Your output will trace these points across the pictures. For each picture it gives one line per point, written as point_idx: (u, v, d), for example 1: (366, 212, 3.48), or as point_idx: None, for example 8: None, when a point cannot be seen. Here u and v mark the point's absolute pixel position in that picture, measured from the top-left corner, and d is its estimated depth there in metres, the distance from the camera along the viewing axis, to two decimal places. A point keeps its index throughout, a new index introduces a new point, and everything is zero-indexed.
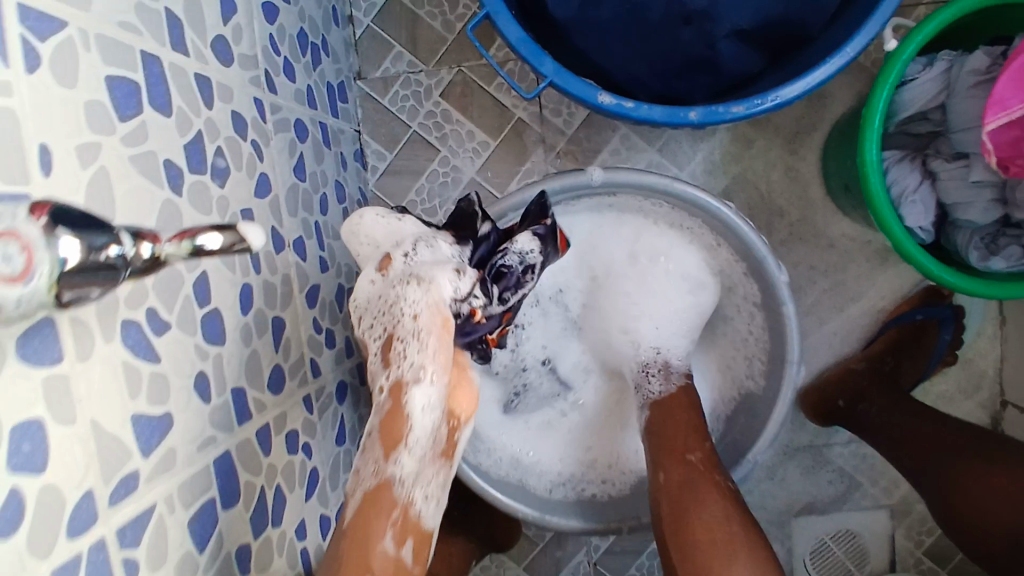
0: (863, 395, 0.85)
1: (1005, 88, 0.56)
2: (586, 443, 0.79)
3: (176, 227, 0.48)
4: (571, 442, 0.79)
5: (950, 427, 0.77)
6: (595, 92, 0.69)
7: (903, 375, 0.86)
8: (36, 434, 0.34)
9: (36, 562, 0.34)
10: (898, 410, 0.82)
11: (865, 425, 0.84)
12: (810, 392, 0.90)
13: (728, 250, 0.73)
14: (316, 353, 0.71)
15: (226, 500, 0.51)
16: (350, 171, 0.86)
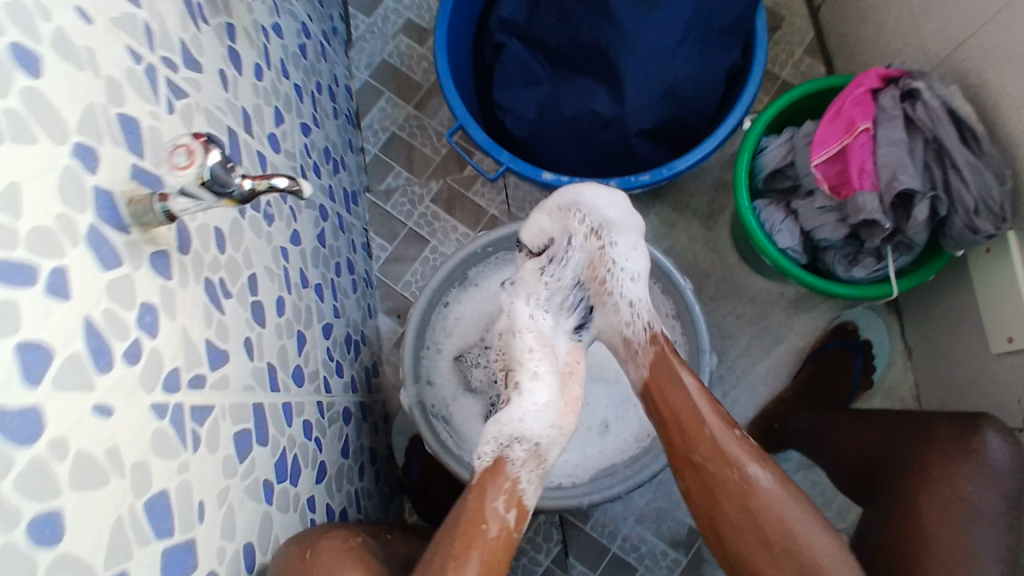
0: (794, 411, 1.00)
1: (824, 134, 0.81)
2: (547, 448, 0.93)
3: (240, 236, 0.70)
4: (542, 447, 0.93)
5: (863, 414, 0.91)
6: (540, 172, 0.95)
7: (828, 394, 1.01)
8: (154, 312, 0.53)
9: (146, 393, 0.51)
10: (820, 415, 0.96)
11: (798, 435, 0.97)
12: (756, 420, 1.07)
13: (648, 278, 0.92)
14: (329, 375, 0.89)
15: (259, 437, 0.67)
16: (360, 254, 1.09)
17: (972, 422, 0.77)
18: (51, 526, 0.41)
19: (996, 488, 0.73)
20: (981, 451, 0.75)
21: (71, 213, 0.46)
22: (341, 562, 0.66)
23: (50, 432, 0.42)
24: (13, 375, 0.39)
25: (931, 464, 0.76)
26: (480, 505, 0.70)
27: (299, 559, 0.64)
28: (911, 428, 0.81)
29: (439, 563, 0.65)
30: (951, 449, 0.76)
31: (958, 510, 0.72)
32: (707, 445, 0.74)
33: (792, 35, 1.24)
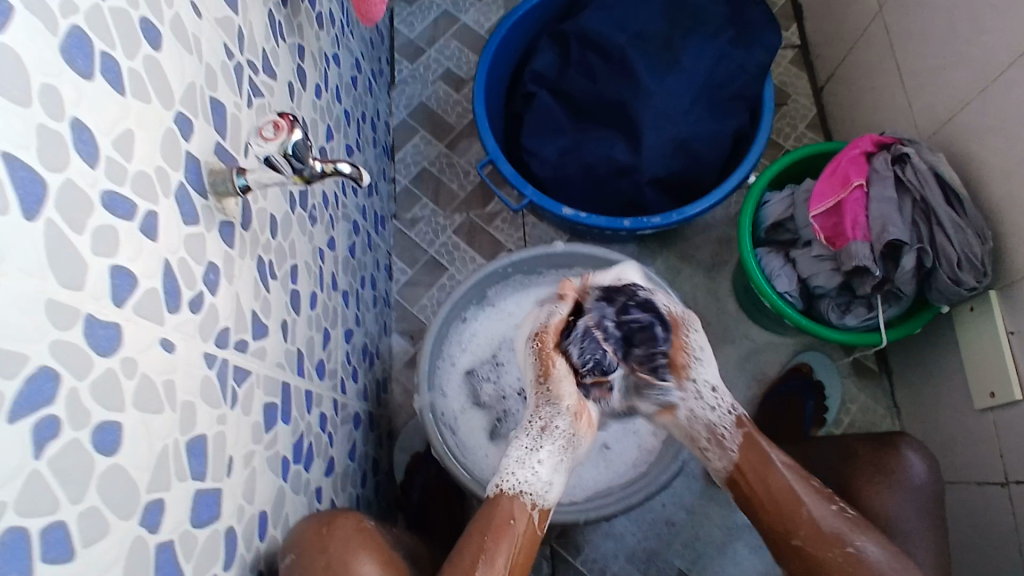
0: None
1: (821, 190, 0.92)
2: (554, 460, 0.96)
3: (289, 226, 0.76)
4: None
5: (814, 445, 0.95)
6: (560, 207, 1.04)
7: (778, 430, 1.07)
8: (216, 273, 0.58)
9: (201, 341, 0.55)
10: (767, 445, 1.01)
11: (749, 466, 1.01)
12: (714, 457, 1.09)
13: None
14: (346, 377, 0.93)
15: (284, 414, 0.70)
16: (382, 274, 1.15)
17: (890, 443, 0.83)
18: (111, 436, 0.44)
19: (914, 503, 0.79)
20: (898, 472, 0.80)
21: (167, 169, 0.52)
22: (354, 541, 0.69)
23: (125, 352, 0.45)
24: (105, 292, 0.44)
25: (854, 480, 0.82)
26: (506, 505, 0.75)
27: (316, 535, 0.67)
28: (834, 450, 0.88)
29: (472, 554, 0.70)
30: (870, 467, 0.82)
31: (884, 527, 0.77)
32: (783, 501, 0.78)
33: (795, 114, 1.36)
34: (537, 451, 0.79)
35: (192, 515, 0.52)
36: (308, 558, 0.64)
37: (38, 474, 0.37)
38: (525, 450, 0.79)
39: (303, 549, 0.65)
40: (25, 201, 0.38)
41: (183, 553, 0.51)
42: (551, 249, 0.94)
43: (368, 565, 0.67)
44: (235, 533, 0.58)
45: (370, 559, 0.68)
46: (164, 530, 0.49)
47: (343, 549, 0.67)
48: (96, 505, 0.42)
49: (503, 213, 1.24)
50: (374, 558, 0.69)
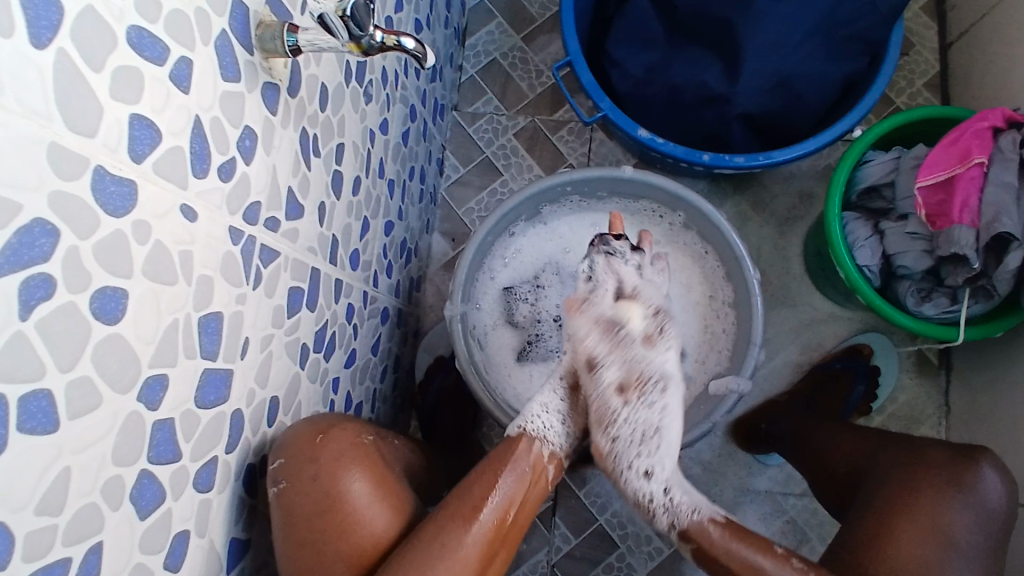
0: (777, 412, 1.00)
1: (935, 159, 0.81)
2: None
3: (341, 101, 0.69)
4: None
5: (848, 428, 0.85)
6: (636, 128, 0.94)
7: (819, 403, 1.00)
8: (253, 139, 0.52)
9: (227, 215, 0.50)
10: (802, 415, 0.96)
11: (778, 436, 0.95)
12: (744, 418, 1.05)
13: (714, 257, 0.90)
14: (379, 271, 0.88)
15: (310, 301, 0.66)
16: (432, 168, 1.08)
17: (968, 455, 0.69)
18: (114, 303, 0.39)
19: (983, 525, 0.65)
20: (975, 489, 0.66)
21: (209, 13, 0.45)
22: (350, 454, 0.63)
23: (138, 214, 0.40)
24: (123, 144, 0.38)
25: (922, 484, 0.67)
26: (522, 448, 0.72)
27: (308, 442, 0.60)
28: (898, 451, 0.74)
29: (482, 487, 0.67)
30: (940, 475, 0.68)
31: (936, 541, 0.63)
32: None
33: (915, 67, 1.20)
34: (570, 410, 0.78)
35: (198, 395, 0.49)
36: (298, 472, 0.59)
37: (24, 335, 0.33)
38: (553, 407, 0.77)
39: (293, 454, 0.59)
40: (33, 25, 0.32)
41: (182, 434, 0.47)
42: (618, 173, 0.85)
43: (358, 481, 0.61)
44: (243, 416, 0.55)
45: (361, 475, 0.61)
46: (163, 408, 0.45)
47: (333, 461, 0.61)
48: (87, 375, 0.38)
49: (571, 124, 1.15)
50: (367, 474, 0.62)
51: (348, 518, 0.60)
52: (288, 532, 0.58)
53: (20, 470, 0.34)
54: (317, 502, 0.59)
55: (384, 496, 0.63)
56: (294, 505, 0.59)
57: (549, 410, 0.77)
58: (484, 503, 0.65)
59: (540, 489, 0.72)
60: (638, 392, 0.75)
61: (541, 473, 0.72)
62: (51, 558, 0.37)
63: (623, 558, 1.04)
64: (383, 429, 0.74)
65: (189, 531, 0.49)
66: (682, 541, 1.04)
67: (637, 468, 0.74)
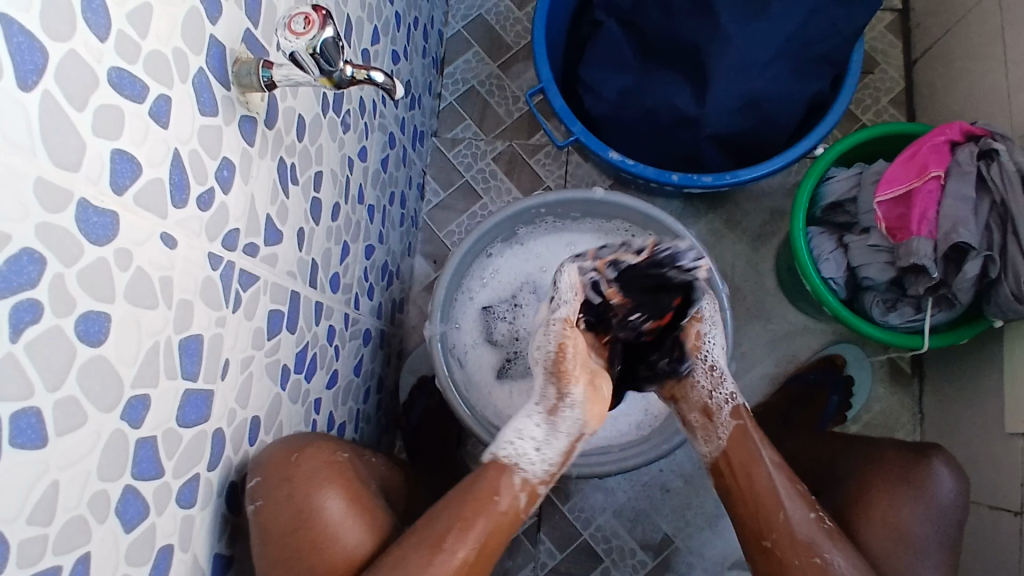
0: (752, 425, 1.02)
1: (892, 174, 0.84)
2: None
3: (318, 130, 0.72)
4: None
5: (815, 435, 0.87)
6: (607, 150, 0.98)
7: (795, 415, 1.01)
8: (231, 169, 0.55)
9: (206, 241, 0.52)
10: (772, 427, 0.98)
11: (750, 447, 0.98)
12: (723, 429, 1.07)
13: None
14: (361, 293, 0.91)
15: (290, 324, 0.69)
16: (413, 192, 1.11)
17: (921, 452, 0.71)
18: (97, 326, 0.41)
19: (937, 522, 0.67)
20: (928, 487, 0.68)
21: (186, 52, 0.48)
22: (324, 472, 0.64)
23: (120, 242, 0.43)
24: (104, 176, 0.41)
25: (878, 485, 0.70)
26: (495, 480, 0.70)
27: (283, 460, 0.62)
28: (857, 453, 0.76)
29: (448, 520, 0.66)
30: (894, 474, 0.70)
31: (895, 541, 0.66)
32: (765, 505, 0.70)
33: (880, 86, 1.24)
34: (553, 430, 0.74)
35: (178, 414, 0.50)
36: (274, 493, 0.60)
37: (13, 357, 0.35)
38: (534, 432, 0.74)
39: (268, 473, 0.61)
40: (19, 69, 0.34)
41: (164, 452, 0.49)
42: (590, 195, 0.88)
43: (331, 499, 0.63)
44: (224, 434, 0.57)
45: (334, 492, 0.63)
46: (145, 427, 0.47)
47: (308, 478, 0.63)
48: (72, 395, 0.40)
49: (548, 147, 1.18)
50: (341, 491, 0.64)
51: (322, 536, 0.62)
52: (267, 550, 0.60)
53: (9, 484, 0.36)
54: (292, 520, 0.61)
55: (357, 512, 0.65)
56: (270, 523, 0.60)
57: (526, 435, 0.73)
58: (447, 538, 0.65)
59: (509, 525, 0.70)
60: (700, 347, 0.81)
61: (517, 508, 0.71)
62: (43, 567, 0.39)
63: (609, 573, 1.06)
64: (359, 447, 0.76)
65: (172, 547, 0.51)
66: (666, 554, 1.05)
67: (710, 371, 0.80)
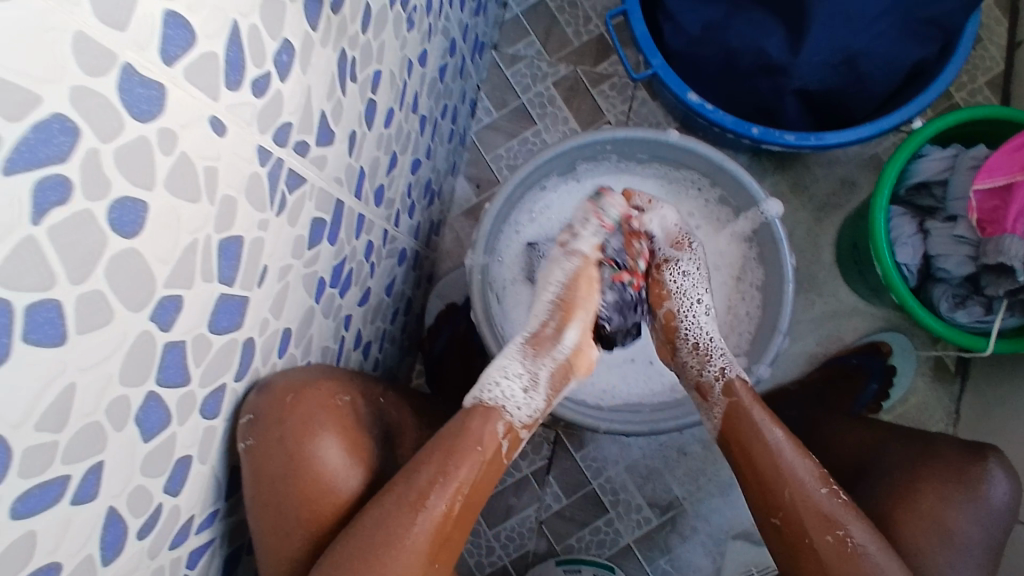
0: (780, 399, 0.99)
1: (994, 162, 0.76)
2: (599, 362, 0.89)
3: (383, 24, 0.65)
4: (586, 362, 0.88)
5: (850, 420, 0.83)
6: (686, 90, 0.89)
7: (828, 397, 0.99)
8: (290, 55, 0.49)
9: (257, 133, 0.47)
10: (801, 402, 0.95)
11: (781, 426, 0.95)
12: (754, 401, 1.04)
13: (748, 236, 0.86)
14: (402, 210, 0.85)
15: (331, 234, 0.64)
16: (465, 107, 1.04)
17: (978, 451, 0.68)
18: (132, 216, 0.37)
19: (985, 524, 0.65)
20: (981, 487, 0.66)
21: None
22: (320, 415, 0.60)
23: (164, 121, 0.37)
24: (153, 42, 0.35)
25: (931, 477, 0.67)
26: (477, 429, 0.67)
27: (280, 401, 0.56)
28: (905, 445, 0.72)
29: (429, 471, 0.63)
30: (948, 470, 0.67)
31: (937, 537, 0.64)
32: (778, 478, 0.66)
33: (980, 62, 1.13)
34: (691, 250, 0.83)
35: (211, 320, 0.46)
36: (269, 434, 0.55)
37: (33, 240, 0.31)
38: (519, 369, 0.71)
39: (265, 412, 0.55)
40: None
41: (192, 359, 0.45)
42: (663, 137, 0.81)
43: (329, 446, 0.60)
44: (255, 344, 0.54)
45: (330, 438, 0.60)
46: (175, 330, 0.43)
47: (302, 425, 0.59)
48: (99, 289, 0.35)
49: (614, 78, 1.09)
50: (337, 437, 0.61)
51: (315, 481, 0.59)
52: (256, 489, 0.57)
53: (22, 382, 0.32)
54: (281, 468, 0.57)
55: (354, 461, 0.63)
56: (262, 466, 0.56)
57: (512, 376, 0.71)
58: (430, 490, 0.62)
59: (494, 467, 0.67)
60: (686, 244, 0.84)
61: (497, 452, 0.67)
62: (50, 475, 0.35)
63: (611, 524, 1.05)
64: (369, 382, 0.73)
65: (190, 458, 0.48)
66: (672, 513, 1.04)
67: (697, 352, 0.76)
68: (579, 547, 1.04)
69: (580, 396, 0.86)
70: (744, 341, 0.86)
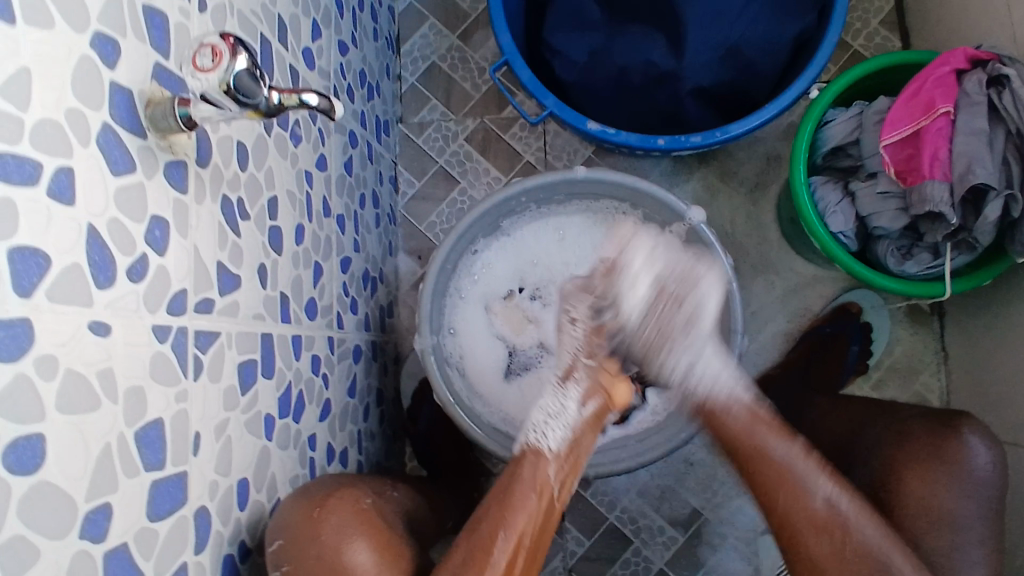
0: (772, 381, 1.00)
1: (896, 114, 0.77)
2: None
3: (263, 155, 0.65)
4: None
5: (839, 398, 0.89)
6: (584, 121, 0.89)
7: (812, 372, 0.99)
8: (164, 228, 0.49)
9: (148, 314, 0.47)
10: (786, 387, 0.97)
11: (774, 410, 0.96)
12: None
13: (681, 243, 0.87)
14: (343, 311, 0.85)
15: (266, 369, 0.64)
16: (385, 188, 1.05)
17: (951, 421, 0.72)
18: (31, 452, 0.36)
19: (972, 496, 0.68)
20: (963, 459, 0.69)
21: (83, 111, 0.41)
22: (353, 524, 0.63)
23: (39, 349, 0.37)
24: (4, 281, 0.35)
25: (908, 463, 0.72)
26: (528, 475, 0.69)
27: (306, 519, 0.61)
28: (884, 421, 0.78)
29: (491, 523, 0.65)
30: (923, 452, 0.71)
31: (940, 525, 0.68)
32: (916, 508, 0.70)
33: (869, 5, 1.14)
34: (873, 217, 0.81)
35: (149, 509, 0.46)
36: (301, 552, 0.59)
37: None
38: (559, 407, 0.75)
39: (292, 535, 0.60)
40: None
41: (141, 554, 0.45)
42: (573, 175, 0.82)
43: (362, 552, 0.61)
44: (209, 511, 0.53)
45: (363, 545, 0.62)
46: (113, 536, 0.42)
47: (335, 534, 0.61)
48: (13, 536, 0.35)
49: (522, 120, 1.10)
50: (368, 542, 0.62)
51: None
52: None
53: None
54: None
55: (387, 561, 0.63)
56: None
57: (551, 412, 0.75)
58: (494, 543, 0.63)
59: (550, 507, 0.69)
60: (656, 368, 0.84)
61: (552, 493, 0.69)
62: None
63: (639, 553, 1.03)
64: (377, 484, 0.74)
65: None
66: (696, 526, 1.03)
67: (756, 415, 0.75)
68: None
69: None
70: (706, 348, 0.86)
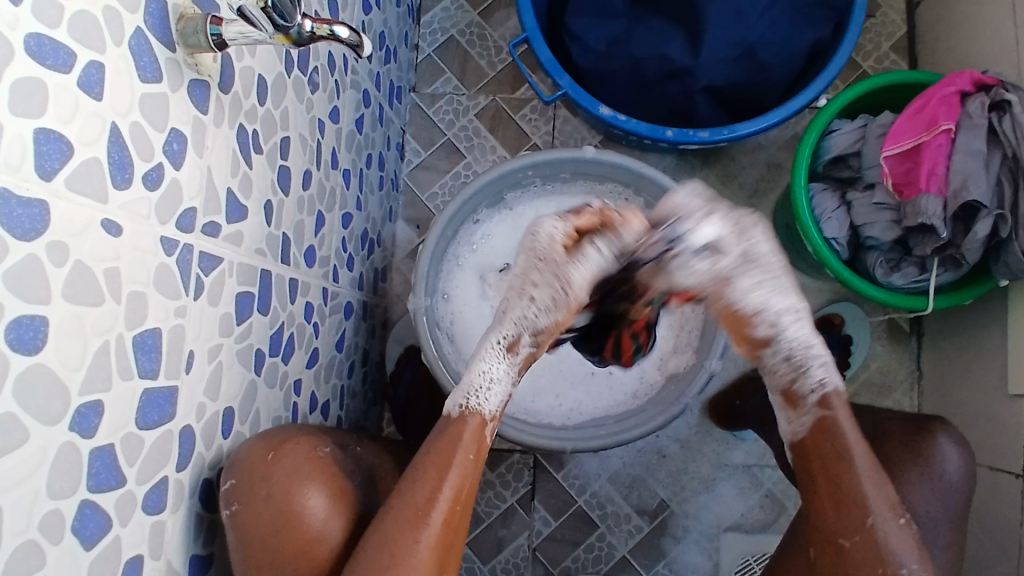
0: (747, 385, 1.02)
1: (899, 128, 0.80)
2: (559, 380, 0.90)
3: (281, 94, 0.66)
4: (545, 386, 0.89)
5: None
6: (596, 105, 0.91)
7: None
8: (182, 142, 0.49)
9: (157, 225, 0.47)
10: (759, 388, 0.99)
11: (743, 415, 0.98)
12: (720, 393, 1.05)
13: None
14: (339, 265, 0.86)
15: (262, 305, 0.64)
16: (392, 153, 1.05)
17: (927, 426, 0.74)
18: (33, 332, 0.37)
19: (942, 498, 0.71)
20: (937, 461, 0.72)
21: (120, 11, 0.41)
22: (308, 469, 0.62)
23: (53, 234, 0.38)
24: (27, 159, 0.36)
25: (886, 463, 0.74)
26: (461, 430, 0.69)
27: (260, 460, 0.60)
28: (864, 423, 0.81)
29: (428, 485, 0.65)
30: (901, 450, 0.74)
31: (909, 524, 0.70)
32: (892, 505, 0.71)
33: (882, 29, 1.17)
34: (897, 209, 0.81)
35: (138, 416, 0.46)
36: (250, 493, 0.58)
37: None
38: (501, 371, 0.73)
39: (245, 475, 0.58)
40: None
41: (125, 459, 0.45)
42: (580, 154, 0.83)
43: (315, 498, 0.62)
44: (194, 431, 0.54)
45: (318, 491, 0.62)
46: (100, 435, 0.43)
47: (288, 478, 0.61)
48: (8, 411, 0.35)
49: (534, 102, 1.12)
50: (323, 488, 0.63)
51: (305, 534, 0.60)
52: (246, 553, 0.59)
53: None
54: (274, 520, 0.59)
55: (340, 508, 0.64)
56: (249, 527, 0.58)
57: (492, 376, 0.72)
58: (434, 500, 0.64)
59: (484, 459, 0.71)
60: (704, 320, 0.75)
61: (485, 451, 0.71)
62: None
63: (604, 538, 1.05)
64: (342, 437, 0.74)
65: (142, 555, 0.48)
66: (662, 517, 1.04)
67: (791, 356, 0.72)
68: (575, 567, 1.04)
69: (546, 420, 0.87)
70: (692, 339, 0.88)
